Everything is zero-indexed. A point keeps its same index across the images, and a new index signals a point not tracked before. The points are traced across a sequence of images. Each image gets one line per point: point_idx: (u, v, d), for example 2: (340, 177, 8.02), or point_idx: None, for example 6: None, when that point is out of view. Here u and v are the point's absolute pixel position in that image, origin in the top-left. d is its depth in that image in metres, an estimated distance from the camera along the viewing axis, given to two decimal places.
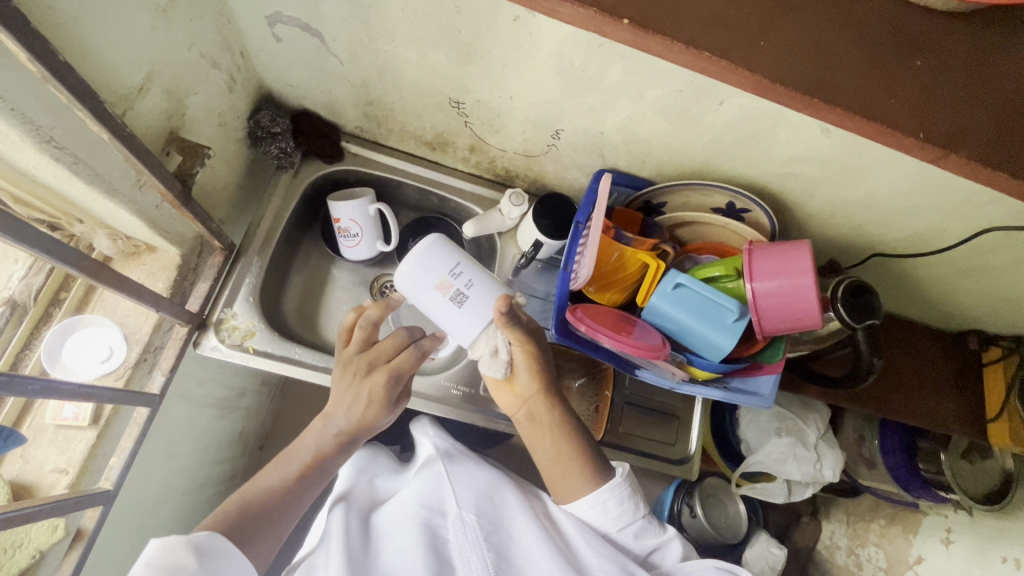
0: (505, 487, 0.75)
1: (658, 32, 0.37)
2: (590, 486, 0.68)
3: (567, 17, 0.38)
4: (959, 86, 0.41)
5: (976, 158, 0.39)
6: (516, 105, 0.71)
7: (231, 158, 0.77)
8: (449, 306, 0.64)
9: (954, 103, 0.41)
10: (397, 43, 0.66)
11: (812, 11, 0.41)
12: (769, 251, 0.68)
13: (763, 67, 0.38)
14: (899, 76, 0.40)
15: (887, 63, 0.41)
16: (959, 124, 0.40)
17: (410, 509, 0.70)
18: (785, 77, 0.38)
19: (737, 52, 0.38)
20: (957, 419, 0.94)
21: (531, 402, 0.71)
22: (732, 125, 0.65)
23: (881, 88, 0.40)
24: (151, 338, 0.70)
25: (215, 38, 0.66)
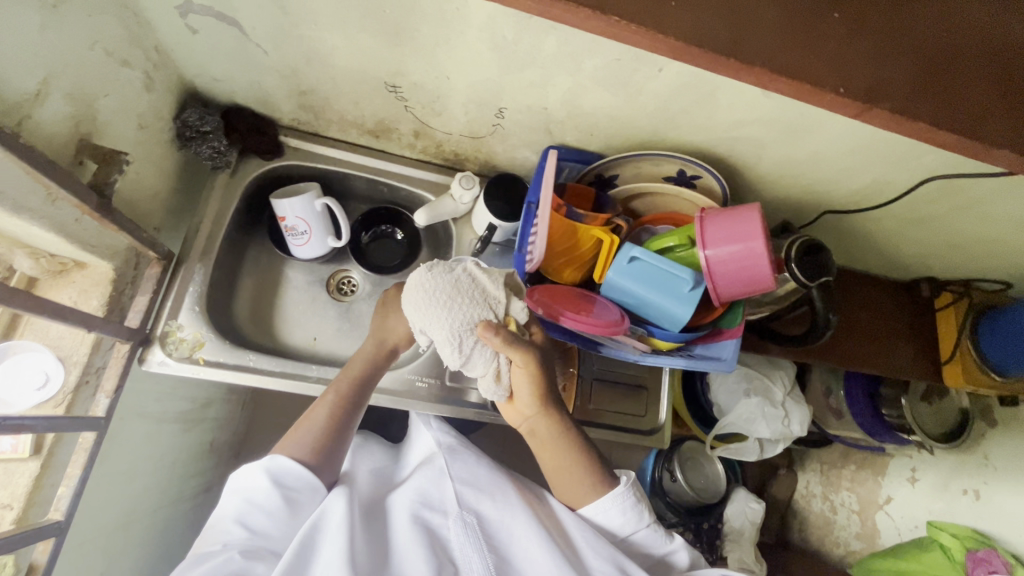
0: (507, 484, 0.73)
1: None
2: (593, 494, 0.70)
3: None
4: (879, 36, 0.41)
5: (898, 111, 0.39)
6: (454, 85, 0.69)
7: (159, 162, 0.73)
8: (438, 299, 0.68)
9: (875, 54, 0.40)
10: (321, 27, 0.62)
11: None
12: (721, 216, 0.68)
13: (680, 31, 0.37)
14: (819, 29, 0.40)
15: (805, 16, 0.40)
16: (880, 75, 0.40)
17: (409, 506, 0.68)
18: (699, 39, 0.37)
19: (648, 15, 0.37)
20: (915, 364, 0.97)
21: (534, 419, 0.72)
22: (674, 92, 0.64)
23: (802, 45, 0.39)
24: (90, 359, 0.66)
25: (122, 34, 0.61)
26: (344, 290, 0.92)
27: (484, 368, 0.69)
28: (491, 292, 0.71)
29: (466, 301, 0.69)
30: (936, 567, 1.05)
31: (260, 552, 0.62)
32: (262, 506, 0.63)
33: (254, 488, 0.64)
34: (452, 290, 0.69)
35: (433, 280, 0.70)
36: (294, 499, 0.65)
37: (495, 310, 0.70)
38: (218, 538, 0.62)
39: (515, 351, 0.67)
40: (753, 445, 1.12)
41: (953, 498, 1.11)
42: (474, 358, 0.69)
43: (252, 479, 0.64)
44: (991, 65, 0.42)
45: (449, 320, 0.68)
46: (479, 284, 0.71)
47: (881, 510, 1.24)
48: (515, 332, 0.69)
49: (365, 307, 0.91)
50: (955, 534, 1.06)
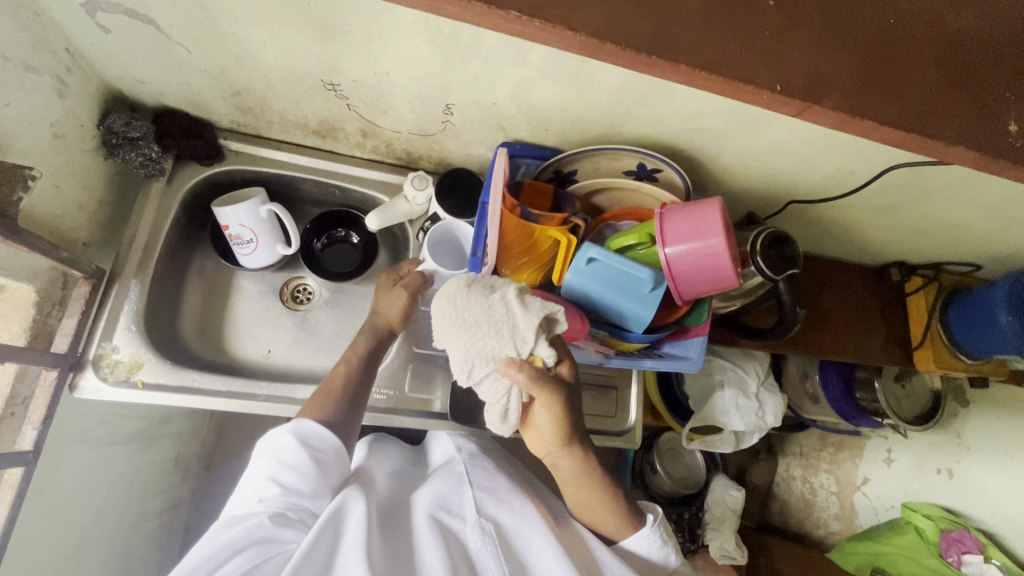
0: (523, 496, 0.71)
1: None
2: (625, 529, 0.71)
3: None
4: (814, 27, 0.38)
5: (841, 107, 0.37)
6: (396, 81, 0.65)
7: (82, 173, 0.68)
8: (460, 330, 0.59)
9: (812, 47, 0.38)
10: (243, 23, 0.57)
11: None
12: (680, 211, 0.66)
13: (596, 25, 0.34)
14: (748, 21, 0.37)
15: (733, 7, 0.37)
16: (819, 70, 0.37)
17: (430, 510, 0.66)
18: (614, 35, 0.34)
19: (555, 9, 0.34)
20: (886, 349, 0.96)
21: (558, 454, 0.70)
22: (625, 84, 0.61)
23: (730, 36, 0.37)
24: (15, 389, 0.62)
25: (20, 36, 0.55)
26: (299, 298, 0.87)
27: (493, 399, 0.63)
28: (524, 329, 0.58)
29: (492, 335, 0.58)
30: (911, 548, 1.05)
31: (294, 513, 0.60)
32: (294, 465, 0.61)
33: (282, 449, 0.61)
34: (478, 320, 0.59)
35: (466, 299, 0.60)
36: (326, 458, 0.63)
37: (518, 343, 0.59)
38: (252, 496, 0.60)
39: (540, 390, 0.61)
40: (728, 437, 1.11)
41: (927, 478, 1.12)
42: (484, 386, 0.62)
43: (280, 441, 0.61)
44: (939, 54, 0.40)
45: (464, 348, 0.59)
46: (513, 315, 0.59)
47: (858, 491, 1.24)
48: (542, 370, 0.61)
49: (322, 315, 0.87)
50: (930, 516, 1.06)
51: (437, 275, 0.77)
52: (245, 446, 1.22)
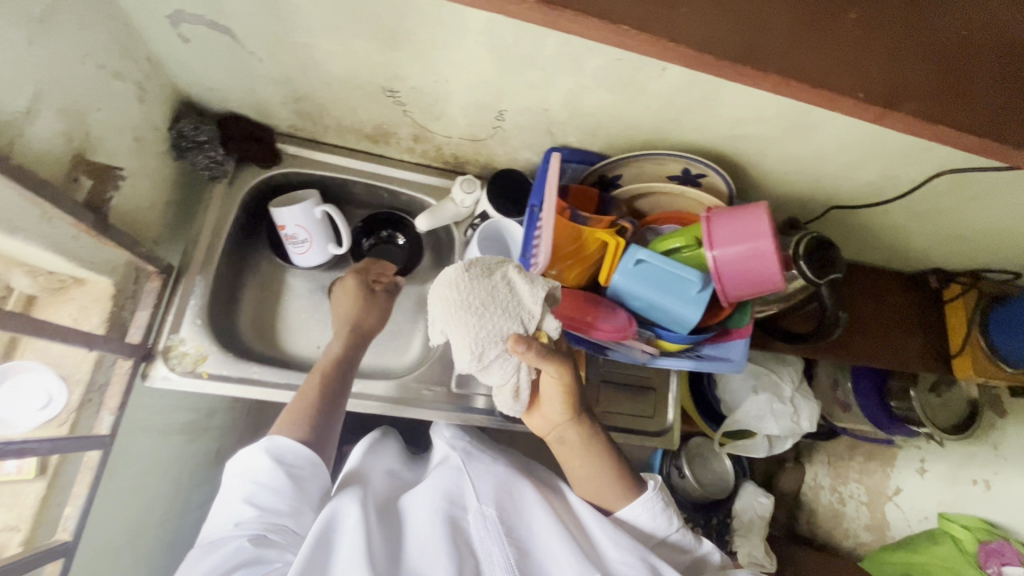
0: (524, 484, 0.72)
1: (572, 8, 0.34)
2: (625, 500, 0.71)
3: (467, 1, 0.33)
4: (892, 37, 0.39)
5: (918, 115, 0.38)
6: (453, 88, 0.67)
7: (154, 174, 0.72)
8: (467, 312, 0.60)
9: (892, 54, 0.39)
10: (315, 33, 0.60)
11: None
12: (727, 215, 0.67)
13: (691, 38, 0.36)
14: (831, 32, 0.39)
15: (817, 19, 0.39)
16: (898, 78, 0.39)
17: (432, 500, 0.66)
18: (711, 46, 0.36)
19: (659, 22, 0.35)
20: (924, 356, 0.96)
21: (562, 427, 0.72)
22: (676, 91, 0.63)
23: (812, 47, 0.38)
24: (92, 377, 0.66)
25: (112, 45, 0.59)
26: None
27: (502, 380, 0.65)
28: (527, 306, 0.62)
29: (497, 314, 0.61)
30: (949, 560, 1.04)
31: (275, 531, 0.60)
32: (272, 483, 0.62)
33: (257, 468, 0.63)
34: (485, 300, 0.60)
35: (468, 283, 0.61)
36: (303, 473, 0.65)
37: (525, 321, 0.62)
38: (229, 519, 0.61)
39: (546, 363, 0.63)
40: (761, 442, 1.12)
41: (963, 489, 1.10)
42: (493, 369, 0.63)
43: (253, 460, 0.63)
44: (1007, 61, 0.41)
45: (474, 332, 0.60)
46: (516, 292, 0.62)
47: (891, 501, 1.23)
48: (546, 344, 0.64)
49: None
50: (967, 526, 1.06)
51: None
52: None
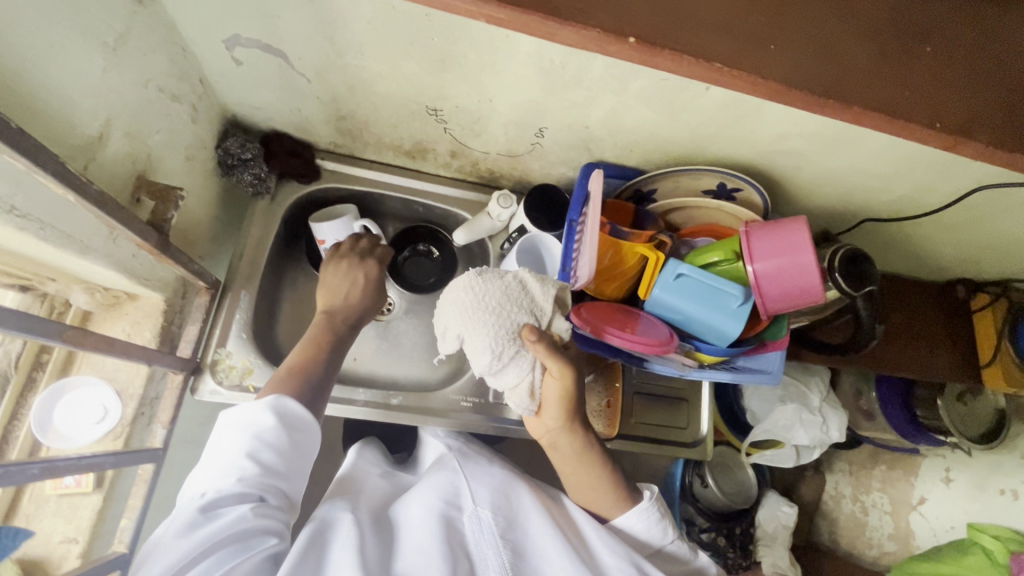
0: (520, 485, 0.71)
1: (667, 48, 0.36)
2: (617, 510, 0.70)
3: (568, 41, 0.35)
4: (965, 71, 0.40)
5: (996, 144, 0.39)
6: (496, 107, 0.69)
7: (202, 192, 0.73)
8: (484, 309, 0.64)
9: (964, 86, 0.40)
10: (366, 56, 0.62)
11: (817, 9, 0.39)
12: (766, 229, 0.68)
13: (779, 75, 0.37)
14: (906, 66, 0.40)
15: (894, 53, 0.40)
16: (972, 109, 0.40)
17: (428, 501, 0.65)
18: (798, 82, 0.37)
19: (748, 60, 0.37)
20: (952, 367, 0.96)
21: (556, 433, 0.70)
22: (718, 109, 0.64)
23: (891, 79, 0.39)
24: (145, 392, 0.67)
25: (171, 69, 0.61)
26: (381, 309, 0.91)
27: (517, 381, 0.67)
28: (538, 301, 0.67)
29: (511, 309, 0.65)
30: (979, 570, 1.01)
31: (272, 495, 0.55)
32: (274, 442, 0.57)
33: (260, 423, 0.57)
34: (500, 297, 0.65)
35: (482, 284, 0.65)
36: (303, 434, 0.60)
37: (537, 315, 0.67)
38: (222, 474, 0.54)
39: (554, 361, 0.64)
40: (788, 452, 1.11)
41: (990, 498, 1.08)
42: (508, 370, 0.66)
43: (257, 415, 0.57)
44: None
45: (491, 328, 0.64)
46: (526, 289, 0.67)
47: (915, 510, 1.21)
48: (556, 341, 0.67)
49: (403, 326, 0.92)
50: (996, 535, 1.02)
51: None
52: None
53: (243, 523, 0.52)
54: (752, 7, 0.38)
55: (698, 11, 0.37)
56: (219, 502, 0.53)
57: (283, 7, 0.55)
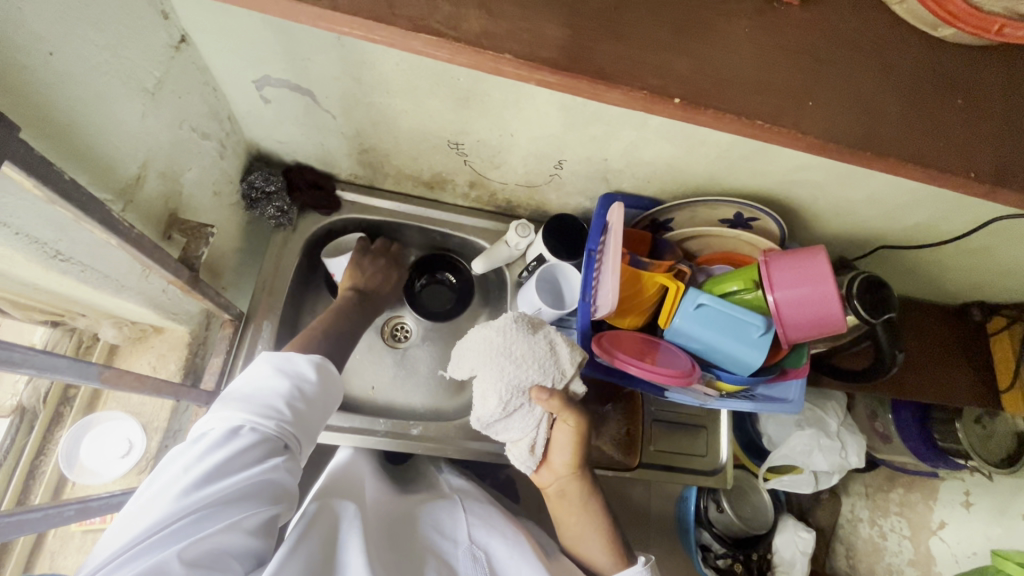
0: (517, 527, 0.69)
1: (710, 108, 0.37)
2: (611, 568, 0.68)
3: (616, 102, 0.37)
4: (995, 119, 0.41)
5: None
6: (517, 141, 0.70)
7: (226, 225, 0.75)
8: (504, 362, 0.65)
9: (994, 134, 0.41)
10: (392, 94, 0.64)
11: (853, 61, 0.40)
12: (785, 259, 0.69)
13: (818, 130, 0.38)
14: (939, 116, 0.41)
15: (927, 104, 0.41)
16: (1002, 157, 0.41)
17: (422, 532, 0.65)
18: (835, 136, 0.39)
19: (788, 116, 0.38)
20: (971, 392, 0.95)
21: (564, 480, 0.69)
22: (737, 143, 0.65)
23: (925, 132, 0.40)
24: (168, 424, 0.69)
25: (203, 109, 0.62)
26: (398, 336, 0.92)
27: (520, 434, 0.68)
28: (562, 366, 0.67)
29: (532, 362, 0.65)
30: None
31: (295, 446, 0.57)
32: (307, 397, 0.59)
33: (298, 375, 0.60)
34: (525, 351, 0.65)
35: (513, 333, 0.66)
36: (328, 399, 0.62)
37: (555, 380, 0.66)
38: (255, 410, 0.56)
39: (568, 414, 0.66)
40: (807, 477, 1.09)
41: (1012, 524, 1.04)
42: (514, 420, 0.67)
43: (298, 367, 0.60)
44: None
45: (505, 379, 0.65)
46: (555, 352, 0.67)
47: (935, 535, 1.17)
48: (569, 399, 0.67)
49: (421, 353, 0.92)
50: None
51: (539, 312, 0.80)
52: None
53: (271, 471, 0.53)
54: (790, 61, 0.40)
55: (740, 67, 0.39)
56: (249, 445, 0.53)
57: (314, 51, 0.57)
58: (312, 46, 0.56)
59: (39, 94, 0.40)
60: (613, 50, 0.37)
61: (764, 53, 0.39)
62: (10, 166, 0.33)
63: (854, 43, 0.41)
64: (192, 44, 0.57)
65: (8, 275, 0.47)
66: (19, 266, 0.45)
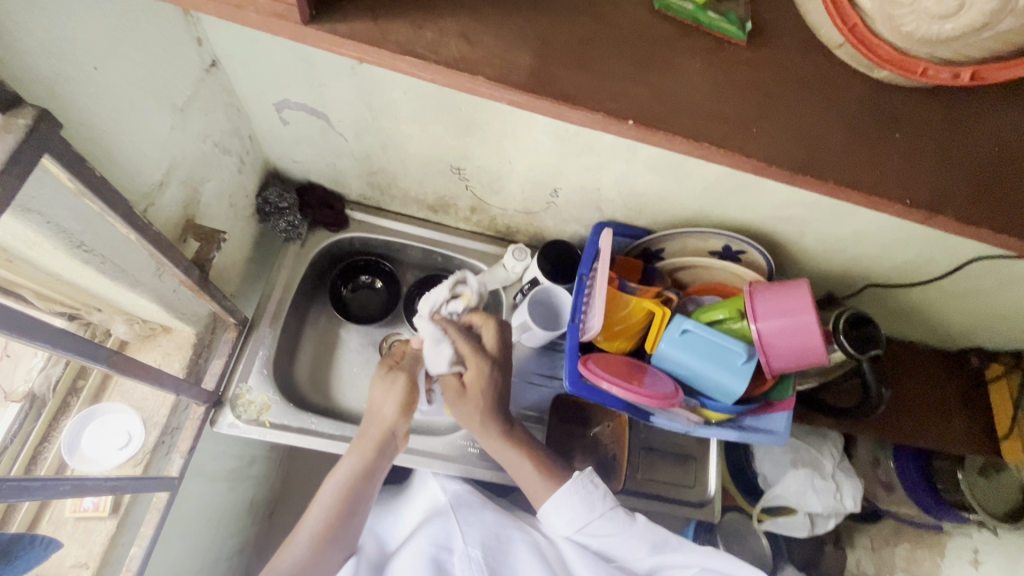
0: (508, 523, 0.75)
1: (662, 128, 0.41)
2: (548, 489, 0.72)
3: (580, 122, 0.41)
4: (935, 154, 0.45)
5: (964, 219, 0.43)
6: (515, 168, 0.75)
7: (239, 234, 0.79)
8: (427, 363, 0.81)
9: (933, 167, 0.44)
10: (400, 120, 0.69)
11: (795, 97, 0.44)
12: (769, 290, 0.71)
13: (761, 153, 0.42)
14: (880, 148, 0.44)
15: (868, 137, 0.44)
16: (941, 188, 0.44)
17: (420, 547, 0.70)
18: (780, 160, 0.42)
19: (734, 141, 0.42)
20: (969, 437, 0.94)
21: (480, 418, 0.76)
22: (721, 177, 0.68)
23: (867, 161, 0.43)
24: (168, 420, 0.72)
25: (227, 127, 0.68)
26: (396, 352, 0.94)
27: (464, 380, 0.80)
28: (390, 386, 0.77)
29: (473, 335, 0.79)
30: None
31: None
32: None
33: None
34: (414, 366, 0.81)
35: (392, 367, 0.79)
36: None
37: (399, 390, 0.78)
38: None
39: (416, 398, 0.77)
40: (802, 519, 1.07)
41: None
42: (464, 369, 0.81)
43: None
44: None
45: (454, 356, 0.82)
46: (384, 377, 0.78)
47: None
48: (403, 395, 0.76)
49: None
50: None
51: (529, 331, 0.82)
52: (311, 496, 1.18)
53: None
54: (738, 94, 0.43)
55: (692, 98, 0.43)
56: None
57: (330, 78, 0.63)
58: (329, 73, 0.61)
59: (86, 106, 0.45)
60: (579, 79, 0.41)
61: (715, 87, 0.43)
62: (48, 157, 0.38)
63: (799, 82, 0.45)
64: (222, 68, 0.63)
65: (34, 263, 0.52)
66: (46, 255, 0.49)
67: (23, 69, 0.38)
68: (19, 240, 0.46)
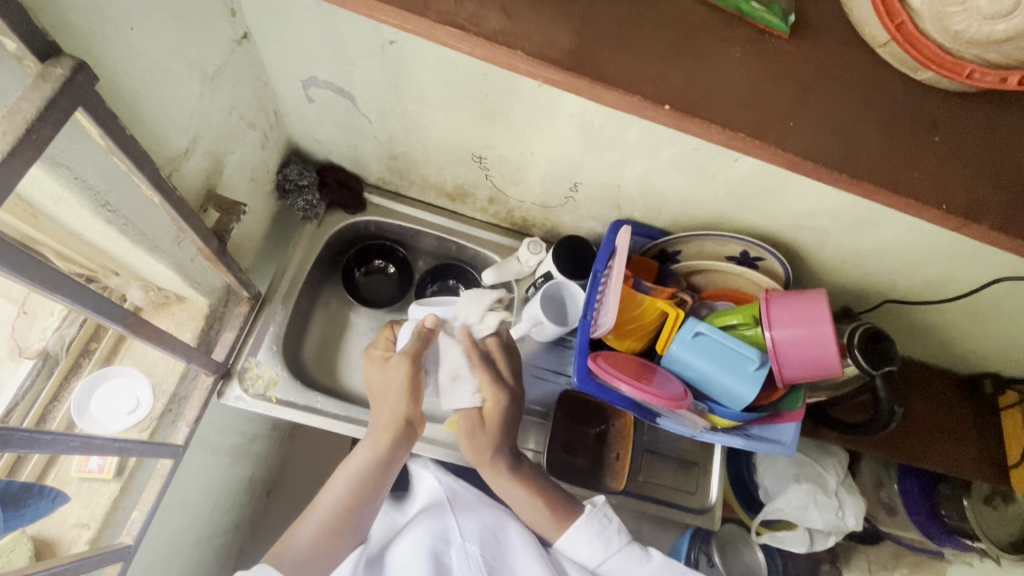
0: (507, 515, 0.76)
1: (696, 115, 0.40)
2: (561, 524, 0.73)
3: (614, 103, 0.41)
4: (972, 160, 0.44)
5: (999, 227, 0.42)
6: (537, 160, 0.74)
7: (257, 209, 0.80)
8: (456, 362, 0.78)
9: (971, 174, 0.43)
10: (426, 105, 0.69)
11: (833, 93, 0.44)
12: (785, 298, 0.70)
13: (796, 146, 0.41)
14: (919, 151, 0.43)
15: (906, 139, 0.44)
16: (977, 195, 0.43)
17: (418, 538, 0.69)
18: (814, 155, 0.41)
19: (769, 133, 0.41)
20: (978, 464, 0.92)
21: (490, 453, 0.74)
22: (745, 181, 0.67)
23: (902, 163, 0.43)
24: (176, 389, 0.73)
25: (253, 101, 0.68)
26: None
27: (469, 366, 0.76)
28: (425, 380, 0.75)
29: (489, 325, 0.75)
30: None
31: None
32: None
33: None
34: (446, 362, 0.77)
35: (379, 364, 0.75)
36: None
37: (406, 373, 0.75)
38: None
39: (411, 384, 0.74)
40: (801, 534, 1.05)
41: None
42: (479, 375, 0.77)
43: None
44: None
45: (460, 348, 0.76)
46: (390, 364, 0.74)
47: None
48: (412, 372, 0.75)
49: None
50: None
51: (539, 324, 0.81)
52: (310, 477, 1.19)
53: None
54: (775, 86, 0.43)
55: (729, 87, 0.42)
56: None
57: (360, 57, 0.63)
58: (359, 52, 0.61)
59: (119, 67, 0.45)
60: (616, 60, 0.41)
61: (752, 78, 0.43)
62: (82, 112, 0.38)
63: (837, 79, 0.44)
64: (253, 42, 0.63)
65: (58, 220, 0.52)
66: (71, 213, 0.50)
67: (62, 22, 0.39)
68: (45, 195, 0.46)
